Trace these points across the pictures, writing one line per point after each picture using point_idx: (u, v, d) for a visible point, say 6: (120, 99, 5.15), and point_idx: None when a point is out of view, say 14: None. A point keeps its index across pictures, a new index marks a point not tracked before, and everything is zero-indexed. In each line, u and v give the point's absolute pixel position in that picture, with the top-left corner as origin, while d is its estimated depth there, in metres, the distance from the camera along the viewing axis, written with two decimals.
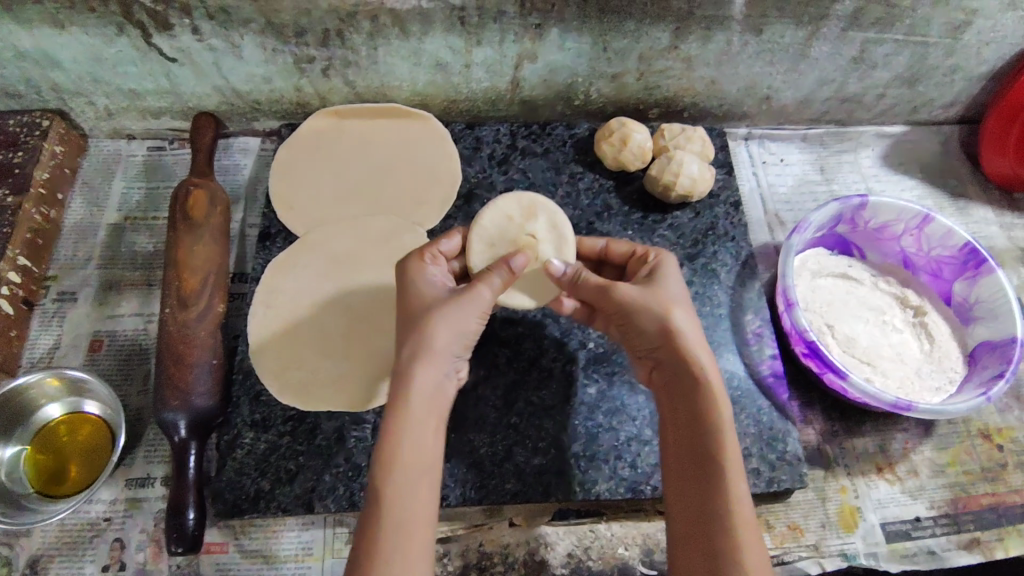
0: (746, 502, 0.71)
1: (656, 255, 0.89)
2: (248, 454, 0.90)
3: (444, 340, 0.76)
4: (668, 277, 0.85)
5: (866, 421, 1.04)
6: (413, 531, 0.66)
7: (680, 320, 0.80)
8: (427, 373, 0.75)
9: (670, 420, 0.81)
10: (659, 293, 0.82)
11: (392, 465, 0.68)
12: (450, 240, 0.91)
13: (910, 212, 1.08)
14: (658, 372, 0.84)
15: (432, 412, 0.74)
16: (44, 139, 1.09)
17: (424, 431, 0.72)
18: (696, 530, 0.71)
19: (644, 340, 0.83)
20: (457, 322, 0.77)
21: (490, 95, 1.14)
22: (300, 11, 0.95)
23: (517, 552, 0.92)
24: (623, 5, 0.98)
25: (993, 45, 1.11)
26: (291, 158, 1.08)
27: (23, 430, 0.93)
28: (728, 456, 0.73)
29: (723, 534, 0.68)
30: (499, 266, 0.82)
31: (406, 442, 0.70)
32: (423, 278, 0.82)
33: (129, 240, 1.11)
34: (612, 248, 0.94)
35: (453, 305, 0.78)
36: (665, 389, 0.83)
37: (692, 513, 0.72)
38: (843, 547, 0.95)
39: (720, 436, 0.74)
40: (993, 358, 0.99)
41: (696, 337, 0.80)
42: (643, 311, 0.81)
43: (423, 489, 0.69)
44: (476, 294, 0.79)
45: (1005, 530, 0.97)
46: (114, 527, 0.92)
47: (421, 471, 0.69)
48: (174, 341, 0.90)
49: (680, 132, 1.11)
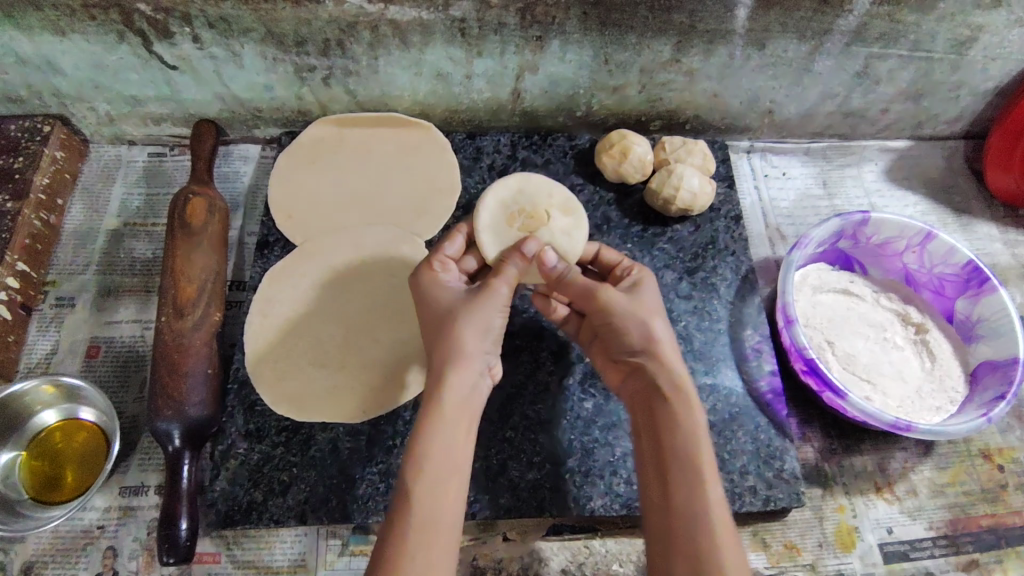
0: (723, 504, 0.71)
1: (632, 269, 0.91)
2: (242, 465, 0.90)
3: (472, 342, 0.77)
4: (646, 289, 0.87)
5: (865, 440, 1.03)
6: (440, 529, 0.66)
7: (660, 329, 0.82)
8: (462, 376, 0.75)
9: (642, 425, 0.81)
10: (639, 301, 0.84)
11: (422, 464, 0.69)
12: (455, 241, 0.89)
13: (912, 229, 1.07)
14: (632, 379, 0.84)
15: (464, 413, 0.74)
16: (45, 145, 1.09)
17: (455, 434, 0.72)
18: (669, 529, 0.70)
19: (623, 348, 0.84)
20: (482, 320, 0.78)
21: (491, 106, 1.13)
22: (300, 21, 0.95)
23: (511, 566, 0.91)
24: (624, 18, 0.97)
25: (998, 61, 1.10)
26: (290, 167, 1.08)
27: (18, 436, 0.93)
28: (705, 458, 0.73)
29: (700, 534, 0.68)
30: (511, 256, 0.84)
31: (440, 443, 0.70)
32: (436, 283, 0.83)
33: (128, 246, 1.11)
34: (603, 255, 0.94)
35: (476, 308, 0.79)
36: (637, 396, 0.83)
37: (665, 513, 0.71)
38: (841, 567, 0.94)
39: (697, 439, 0.75)
40: (995, 379, 0.98)
41: (674, 348, 0.82)
42: (625, 317, 0.83)
43: (451, 489, 0.69)
44: (496, 290, 0.80)
45: (1004, 552, 0.96)
46: (107, 535, 0.91)
47: (452, 472, 0.70)
48: (170, 350, 0.90)
49: (681, 145, 1.10)
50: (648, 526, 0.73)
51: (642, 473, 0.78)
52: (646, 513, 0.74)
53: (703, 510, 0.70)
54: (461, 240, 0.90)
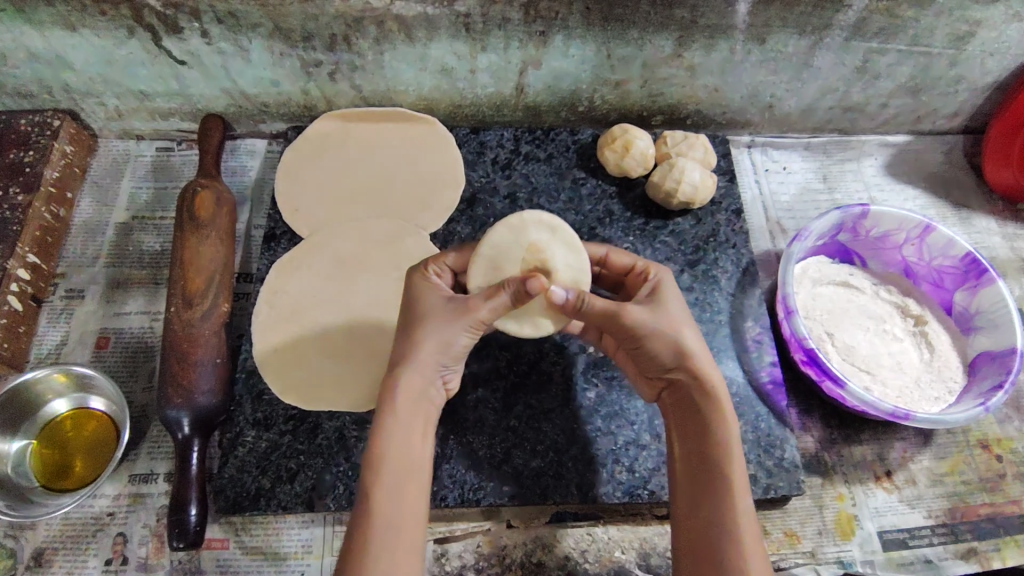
0: (752, 519, 0.72)
1: (651, 272, 0.88)
2: (250, 452, 0.91)
3: (432, 351, 0.77)
4: (674, 296, 0.84)
5: (865, 429, 1.04)
6: (401, 528, 0.67)
7: (690, 340, 0.80)
8: (415, 379, 0.76)
9: (675, 437, 0.82)
10: (668, 314, 0.81)
11: (381, 466, 0.70)
12: (463, 252, 0.87)
13: (911, 221, 1.08)
14: (667, 391, 0.84)
15: (419, 418, 0.76)
16: (56, 139, 1.10)
17: (411, 437, 0.73)
18: (702, 548, 0.72)
19: (654, 363, 0.82)
20: (447, 337, 0.77)
21: (495, 101, 1.15)
22: (307, 16, 0.97)
23: (515, 553, 0.93)
24: (626, 13, 0.99)
25: (997, 56, 1.11)
26: (297, 161, 1.09)
27: (29, 424, 0.95)
28: (735, 472, 0.74)
29: (731, 551, 0.70)
30: (509, 283, 0.78)
31: (395, 447, 0.72)
32: (427, 283, 0.82)
33: (136, 239, 1.12)
34: (614, 259, 0.92)
35: (449, 322, 0.78)
36: (671, 409, 0.83)
37: (696, 531, 0.73)
38: (840, 555, 0.95)
39: (728, 454, 0.75)
40: (993, 369, 0.99)
41: (707, 359, 0.80)
42: (656, 331, 0.80)
43: (410, 489, 0.70)
44: (474, 312, 0.78)
45: (1003, 540, 0.97)
46: (117, 522, 0.93)
47: (407, 473, 0.71)
48: (179, 340, 0.91)
49: (682, 140, 1.12)
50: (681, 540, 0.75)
51: (676, 485, 0.79)
52: (677, 527, 0.76)
53: (734, 526, 0.71)
54: (463, 254, 0.87)
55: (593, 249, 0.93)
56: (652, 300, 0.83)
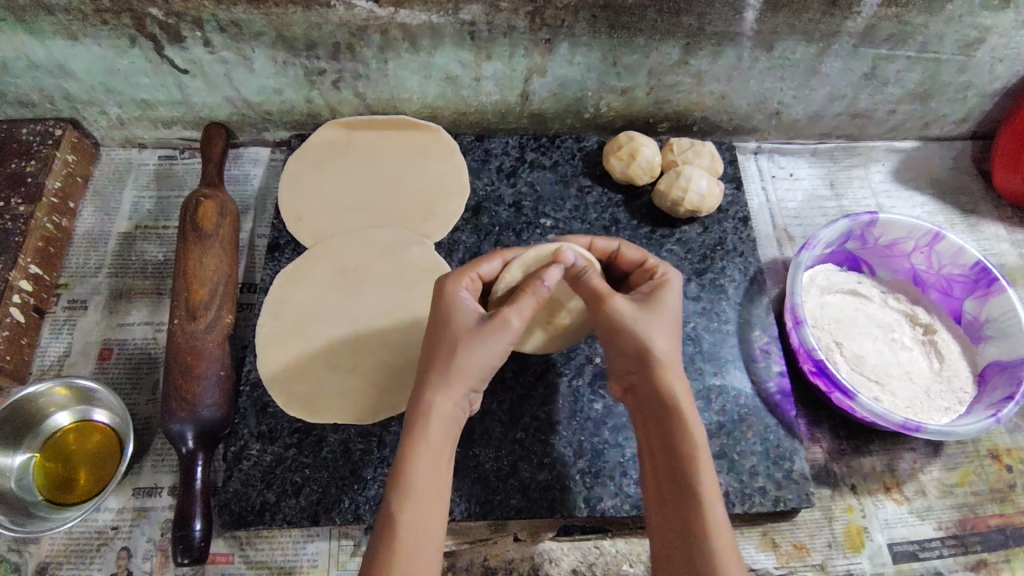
0: (724, 527, 0.71)
1: (658, 272, 0.87)
2: (255, 466, 0.91)
3: (469, 372, 0.77)
4: (660, 301, 0.83)
5: (874, 440, 1.03)
6: (421, 551, 0.68)
7: (660, 346, 0.80)
8: (447, 404, 0.76)
9: (646, 443, 0.82)
10: (645, 314, 0.81)
11: (408, 492, 0.71)
12: (490, 266, 0.87)
13: (921, 229, 1.07)
14: (634, 395, 0.84)
15: (448, 443, 0.76)
16: (57, 148, 1.09)
17: (437, 464, 0.74)
18: (676, 552, 0.71)
19: (624, 362, 0.83)
20: (486, 355, 0.77)
21: (500, 108, 1.14)
22: (311, 24, 0.96)
23: (522, 567, 0.92)
24: (633, 21, 0.98)
25: (1007, 61, 1.10)
26: (300, 170, 1.08)
27: (32, 438, 0.94)
28: (704, 474, 0.74)
29: (703, 553, 0.69)
30: (534, 286, 0.79)
31: (422, 472, 0.72)
32: (456, 304, 0.80)
33: (139, 248, 1.11)
34: (624, 254, 0.91)
35: (485, 341, 0.76)
36: (640, 412, 0.83)
37: (671, 539, 0.73)
38: (850, 567, 0.94)
39: (696, 457, 0.75)
40: (1004, 379, 0.98)
41: (675, 367, 0.79)
42: (626, 330, 0.80)
43: (436, 516, 0.71)
44: (506, 324, 0.77)
45: (1012, 552, 0.96)
46: (121, 536, 0.92)
47: (434, 499, 0.72)
48: (183, 352, 0.90)
49: (689, 147, 1.11)
50: (659, 546, 0.74)
51: (652, 493, 0.78)
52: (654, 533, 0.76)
53: (703, 529, 0.71)
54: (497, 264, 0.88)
55: (604, 242, 0.93)
56: (644, 302, 0.83)
